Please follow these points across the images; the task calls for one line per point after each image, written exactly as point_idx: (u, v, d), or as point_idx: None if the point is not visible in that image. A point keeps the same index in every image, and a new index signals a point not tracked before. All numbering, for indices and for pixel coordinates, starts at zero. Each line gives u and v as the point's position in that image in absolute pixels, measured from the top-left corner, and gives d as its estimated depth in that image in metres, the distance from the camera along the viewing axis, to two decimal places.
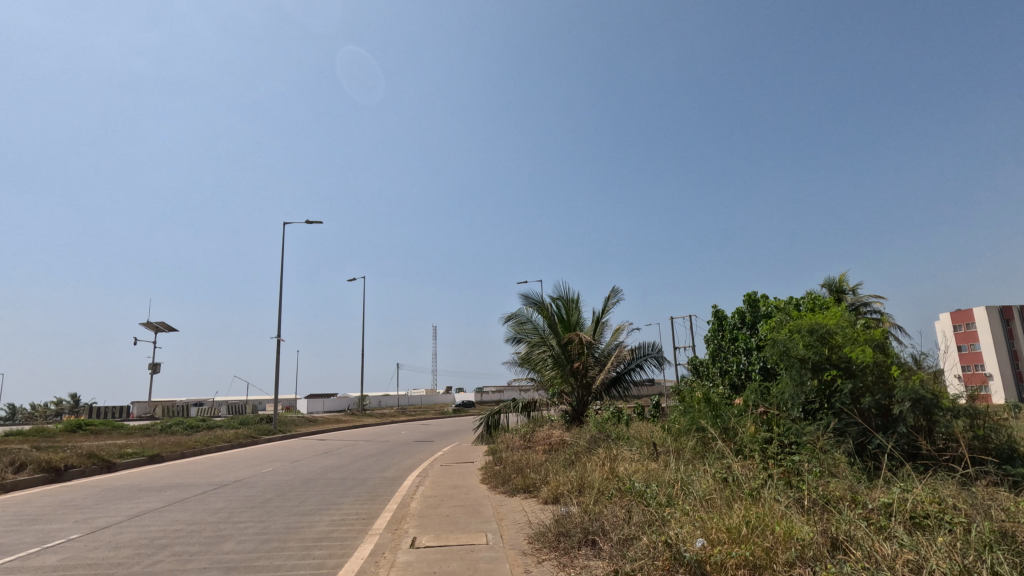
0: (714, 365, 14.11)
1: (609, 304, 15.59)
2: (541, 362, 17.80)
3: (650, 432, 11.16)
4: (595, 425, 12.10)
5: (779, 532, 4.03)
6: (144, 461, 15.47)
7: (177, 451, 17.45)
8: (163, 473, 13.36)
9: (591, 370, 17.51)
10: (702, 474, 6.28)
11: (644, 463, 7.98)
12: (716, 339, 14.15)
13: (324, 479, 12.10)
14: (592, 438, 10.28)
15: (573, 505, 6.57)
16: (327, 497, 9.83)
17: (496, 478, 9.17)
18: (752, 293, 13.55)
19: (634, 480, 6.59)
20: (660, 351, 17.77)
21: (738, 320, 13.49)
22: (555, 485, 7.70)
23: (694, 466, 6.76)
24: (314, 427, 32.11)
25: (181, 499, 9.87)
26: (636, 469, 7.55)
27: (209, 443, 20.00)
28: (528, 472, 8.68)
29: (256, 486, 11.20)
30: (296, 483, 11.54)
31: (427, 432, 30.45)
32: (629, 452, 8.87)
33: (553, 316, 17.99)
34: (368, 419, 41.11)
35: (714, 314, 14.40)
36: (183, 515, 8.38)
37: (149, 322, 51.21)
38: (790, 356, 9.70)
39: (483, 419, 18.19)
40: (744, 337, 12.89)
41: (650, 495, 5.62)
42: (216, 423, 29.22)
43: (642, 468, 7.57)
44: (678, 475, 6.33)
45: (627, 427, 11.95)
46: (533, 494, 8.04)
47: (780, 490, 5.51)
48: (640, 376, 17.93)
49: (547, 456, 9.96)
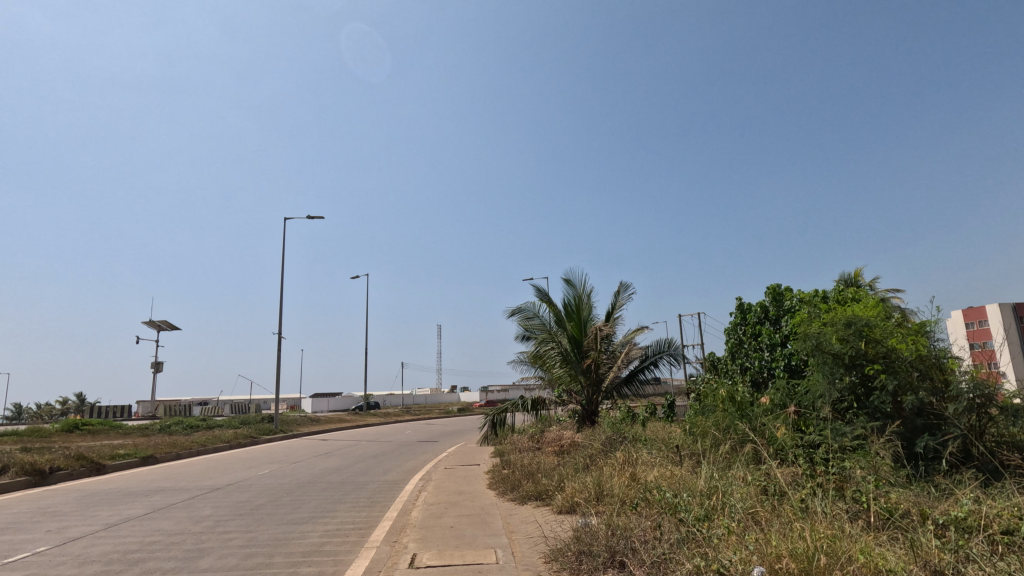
0: (734, 361, 13.41)
1: (620, 299, 14.84)
2: (550, 359, 17.10)
3: (671, 433, 10.48)
4: (609, 426, 11.41)
5: (859, 562, 3.35)
6: (136, 463, 14.86)
7: (172, 452, 16.86)
8: (153, 477, 12.73)
9: (602, 367, 16.76)
10: (740, 484, 5.61)
11: (669, 468, 7.31)
12: (737, 334, 13.44)
13: (321, 482, 11.43)
14: (608, 439, 9.59)
15: (593, 517, 5.87)
16: (322, 503, 9.14)
17: (505, 484, 8.45)
18: (777, 286, 12.82)
19: (661, 489, 5.94)
20: (674, 348, 17.01)
21: (760, 313, 12.78)
22: (570, 493, 6.98)
23: (728, 473, 6.11)
24: (316, 427, 31.51)
25: (167, 505, 9.23)
26: (661, 476, 6.86)
27: (205, 444, 19.39)
28: (539, 478, 7.98)
29: (249, 490, 10.54)
30: (291, 487, 10.86)
31: (431, 431, 29.84)
32: (651, 455, 8.19)
33: (562, 311, 17.29)
34: (372, 419, 40.57)
35: (735, 307, 13.68)
36: (164, 525, 7.72)
37: (151, 321, 50.75)
38: (822, 352, 8.99)
39: (487, 415, 17.35)
40: (768, 331, 12.17)
41: (683, 510, 4.98)
42: (216, 423, 28.67)
43: (668, 475, 6.90)
44: (711, 484, 5.68)
45: (643, 428, 11.24)
46: (546, 502, 7.33)
47: (835, 504, 4.85)
48: (653, 375, 17.17)
49: (560, 460, 9.23)
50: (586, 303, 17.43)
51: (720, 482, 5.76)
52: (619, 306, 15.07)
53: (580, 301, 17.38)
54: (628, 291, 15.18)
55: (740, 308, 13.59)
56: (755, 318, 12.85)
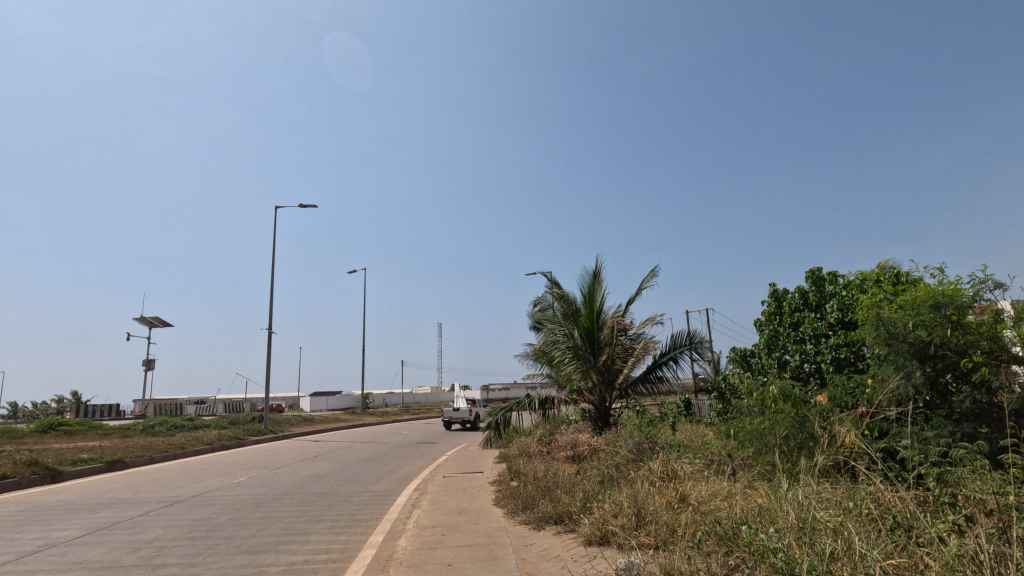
0: (769, 355, 11.93)
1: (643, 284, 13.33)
2: (560, 353, 15.57)
3: (709, 439, 9.04)
4: (633, 428, 9.90)
5: None
6: (99, 468, 13.31)
7: (144, 456, 15.31)
8: (112, 485, 11.19)
9: (617, 363, 15.26)
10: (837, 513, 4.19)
11: (724, 485, 5.84)
12: (771, 325, 11.96)
13: (300, 494, 9.88)
14: (636, 444, 8.07)
15: (638, 559, 4.35)
16: (294, 523, 7.63)
17: (515, 501, 6.92)
18: (818, 269, 11.37)
19: (732, 517, 4.49)
20: (697, 342, 15.39)
21: (799, 299, 11.33)
22: (601, 517, 5.47)
23: (816, 494, 4.67)
24: (309, 426, 30.03)
25: (109, 525, 7.69)
26: (718, 498, 5.36)
27: (185, 446, 17.85)
28: (559, 495, 6.44)
29: (213, 505, 8.98)
30: (264, 500, 9.32)
31: (429, 432, 28.41)
32: (690, 466, 6.74)
33: (574, 301, 15.59)
34: (368, 418, 39.04)
35: (769, 292, 12.24)
36: (93, 554, 6.23)
37: (142, 316, 49.40)
38: (895, 341, 7.48)
39: (491, 416, 15.83)
40: (812, 321, 10.71)
41: (779, 554, 3.54)
42: (203, 422, 27.13)
43: (727, 497, 5.42)
44: (803, 512, 4.23)
45: (673, 432, 9.71)
46: (568, 528, 5.81)
47: (1008, 548, 3.38)
48: (672, 371, 15.58)
49: (579, 470, 7.71)
50: (602, 293, 15.59)
51: (812, 510, 4.31)
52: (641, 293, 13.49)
53: (596, 290, 15.47)
54: (650, 276, 13.81)
55: (774, 293, 12.14)
56: (794, 305, 11.40)
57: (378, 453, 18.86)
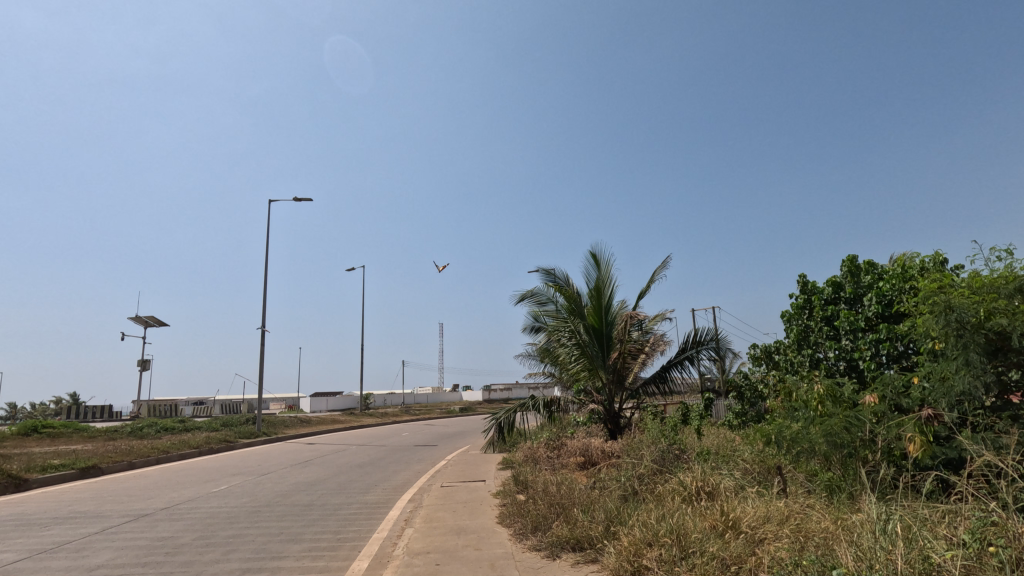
0: (799, 351, 10.93)
1: (654, 277, 12.63)
2: (566, 350, 14.53)
3: (741, 446, 8.08)
4: (652, 433, 8.88)
5: None
6: (72, 476, 12.32)
7: (123, 460, 14.31)
8: (79, 495, 10.19)
9: (628, 361, 14.26)
10: (969, 569, 3.15)
11: (777, 508, 4.81)
12: (800, 320, 10.98)
13: (281, 507, 8.87)
14: (662, 451, 7.02)
15: None
16: (269, 544, 6.63)
17: (523, 520, 5.92)
18: (852, 257, 10.38)
19: (823, 565, 3.46)
20: (712, 337, 14.29)
21: (831, 291, 10.35)
22: (632, 547, 4.46)
23: (922, 531, 3.64)
24: (305, 428, 28.95)
25: (56, 546, 6.69)
26: (777, 531, 4.33)
27: (169, 450, 16.83)
28: (576, 515, 5.44)
29: (181, 521, 7.98)
30: (241, 515, 8.32)
31: (429, 433, 27.36)
32: (733, 480, 5.71)
33: (579, 295, 14.50)
34: (368, 419, 38.05)
35: (797, 283, 11.24)
36: None
37: (138, 316, 48.45)
38: (964, 334, 6.42)
39: (494, 418, 14.79)
40: (847, 314, 9.76)
41: None
42: (195, 424, 26.12)
43: (793, 532, 4.35)
44: (920, 562, 3.21)
45: (698, 438, 8.68)
46: (589, 559, 4.79)
47: None
48: (687, 370, 14.50)
49: (596, 483, 6.70)
50: (609, 285, 14.49)
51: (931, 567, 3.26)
52: (652, 286, 12.75)
53: (602, 282, 14.34)
54: (662, 268, 12.93)
55: (802, 284, 11.14)
56: (825, 297, 10.43)
57: (374, 456, 17.83)
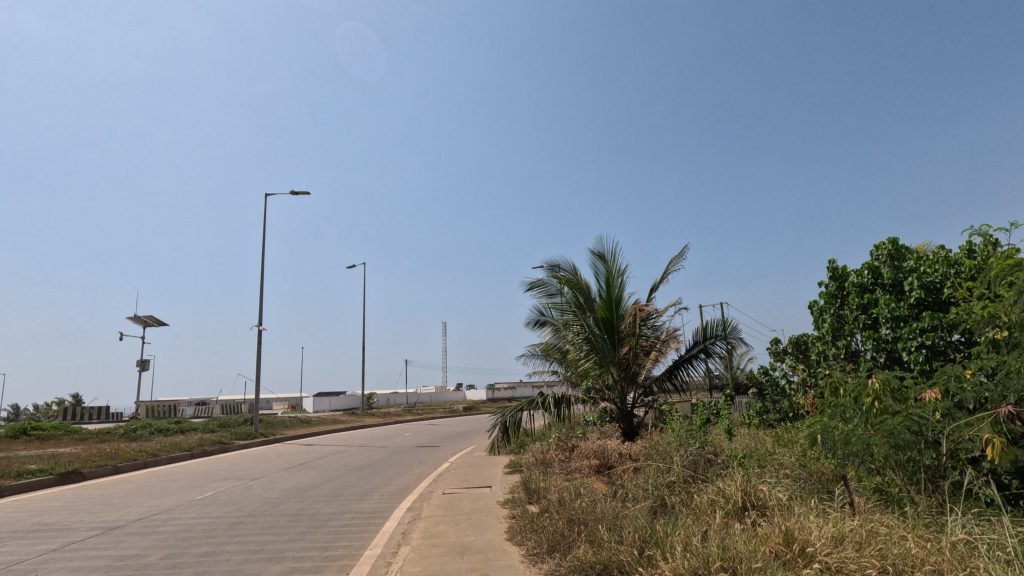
0: (834, 343, 10.11)
1: (669, 268, 11.72)
2: (575, 346, 13.68)
3: (778, 447, 7.31)
4: (677, 433, 8.03)
5: None
6: (50, 482, 11.54)
7: (108, 465, 13.51)
8: (50, 504, 9.36)
9: (641, 357, 13.38)
10: None
11: (852, 530, 3.91)
12: (832, 308, 10.20)
13: (265, 518, 8.03)
14: (693, 455, 6.16)
15: None
16: (245, 564, 5.79)
17: (538, 538, 5.09)
18: (889, 241, 9.56)
19: None
20: (732, 331, 13.34)
21: (868, 277, 9.50)
22: None
23: None
24: (304, 429, 28.10)
25: (5, 567, 5.88)
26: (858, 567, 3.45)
27: (158, 453, 16.02)
28: (601, 535, 4.59)
29: (153, 535, 7.17)
30: (220, 527, 7.49)
31: (432, 433, 26.54)
32: (786, 491, 4.85)
33: (588, 287, 13.59)
34: (370, 419, 37.25)
35: (828, 269, 10.41)
36: None
37: (136, 316, 47.78)
38: None
39: (499, 417, 13.91)
40: (887, 301, 8.91)
41: None
42: (192, 425, 25.39)
43: (876, 564, 3.48)
44: None
45: (727, 439, 7.85)
46: None
47: None
48: (704, 365, 13.58)
49: (619, 493, 5.84)
50: (620, 278, 13.60)
51: None
52: (667, 278, 11.87)
53: (612, 274, 13.44)
54: (678, 259, 12.03)
55: (835, 271, 10.30)
56: (860, 284, 9.59)
57: (373, 458, 16.97)
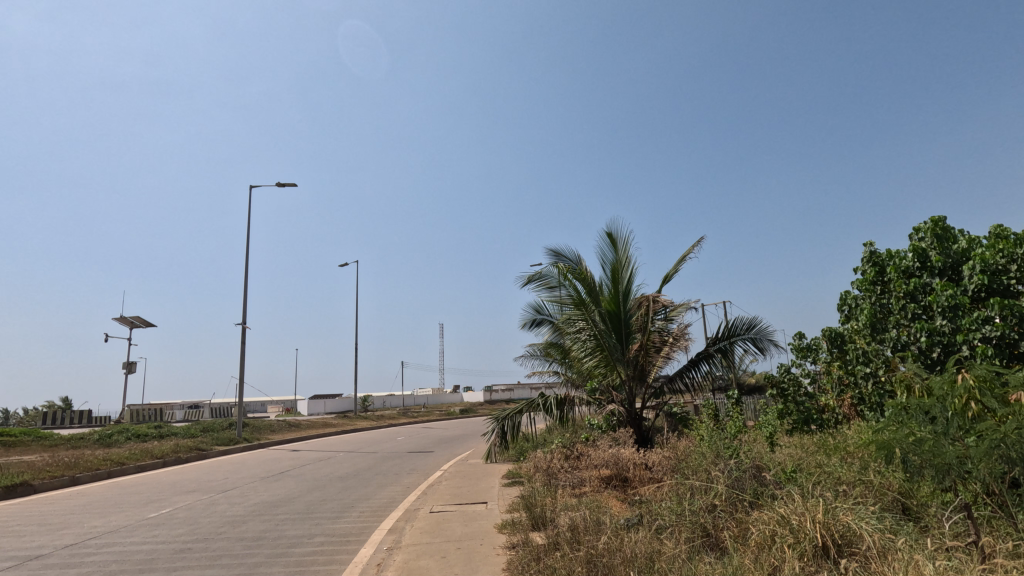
0: (877, 337, 8.95)
1: (683, 257, 10.56)
2: (579, 343, 12.47)
3: (828, 459, 6.13)
4: (707, 439, 6.83)
5: None
6: None
7: (65, 475, 12.26)
8: None
9: (652, 355, 12.20)
10: None
11: None
12: (873, 297, 9.05)
13: (218, 543, 6.78)
14: (737, 470, 4.94)
15: None
16: None
17: None
18: (936, 219, 8.42)
19: None
20: (752, 329, 12.13)
21: (913, 262, 8.36)
22: None
23: None
24: (293, 433, 26.71)
25: None
26: None
27: (126, 461, 14.73)
28: None
29: (77, 566, 5.93)
30: (160, 556, 6.25)
31: (428, 437, 25.21)
32: (877, 524, 3.65)
33: (593, 279, 12.35)
34: (363, 422, 35.87)
35: (865, 254, 9.29)
36: None
37: (123, 316, 46.37)
38: None
39: (497, 420, 12.68)
40: (942, 287, 7.75)
41: None
42: (173, 430, 24.03)
43: None
44: None
45: (769, 448, 6.66)
46: None
47: None
48: (721, 366, 12.39)
49: (649, 520, 4.57)
50: (628, 268, 12.33)
51: None
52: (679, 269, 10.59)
53: (621, 264, 12.16)
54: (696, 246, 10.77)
55: (872, 255, 9.16)
56: (905, 269, 8.45)
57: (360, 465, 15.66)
